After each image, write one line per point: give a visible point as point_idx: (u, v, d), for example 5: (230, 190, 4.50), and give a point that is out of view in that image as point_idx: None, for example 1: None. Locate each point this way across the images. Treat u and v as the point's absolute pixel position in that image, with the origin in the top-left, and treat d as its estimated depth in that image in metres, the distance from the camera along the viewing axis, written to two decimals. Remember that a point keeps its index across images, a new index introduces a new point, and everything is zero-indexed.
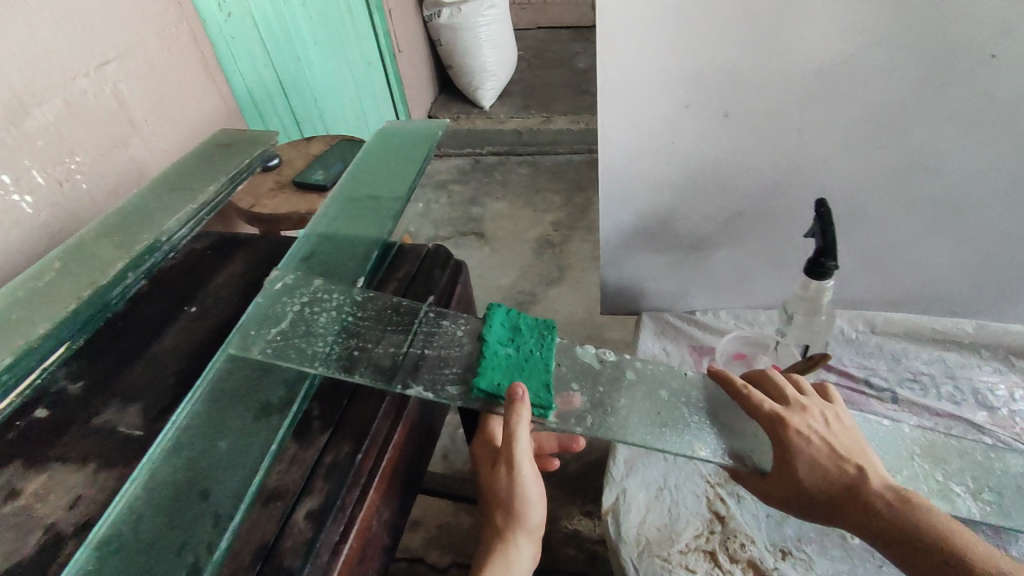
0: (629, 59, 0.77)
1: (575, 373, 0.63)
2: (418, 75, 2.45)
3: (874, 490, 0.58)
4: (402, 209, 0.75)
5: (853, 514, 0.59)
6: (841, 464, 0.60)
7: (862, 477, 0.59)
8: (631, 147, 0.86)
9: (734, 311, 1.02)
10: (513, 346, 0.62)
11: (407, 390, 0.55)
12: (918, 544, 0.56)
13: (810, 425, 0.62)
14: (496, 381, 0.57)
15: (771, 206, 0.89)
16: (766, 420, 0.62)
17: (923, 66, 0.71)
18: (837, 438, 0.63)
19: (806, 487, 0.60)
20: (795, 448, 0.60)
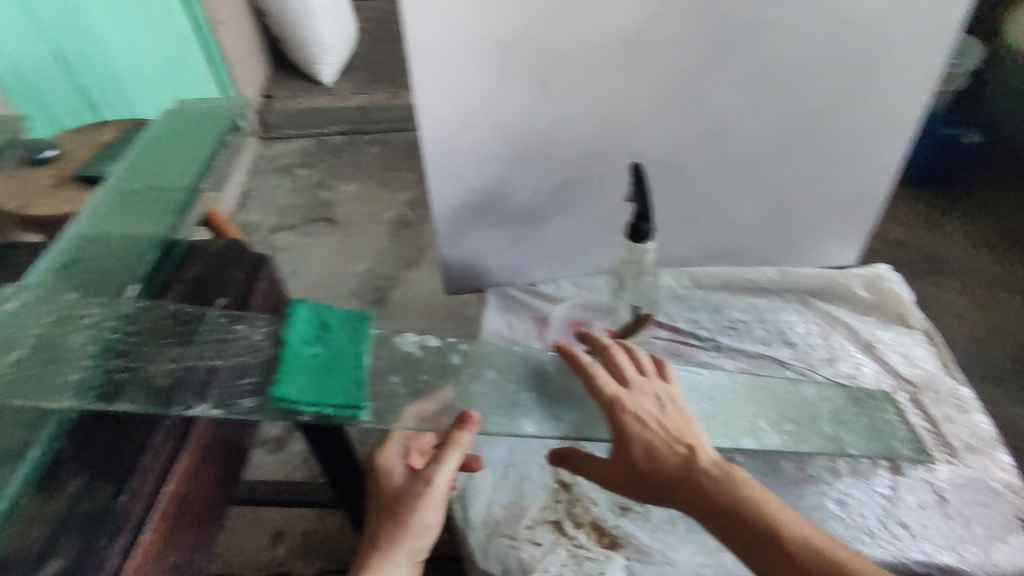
0: (437, 26, 0.74)
1: (395, 364, 0.60)
2: (246, 48, 2.21)
3: (702, 470, 0.56)
4: (185, 204, 0.68)
5: (682, 495, 0.57)
6: (673, 446, 0.58)
7: (693, 460, 0.57)
8: (452, 121, 0.83)
9: (574, 279, 1.03)
10: (322, 344, 0.56)
11: (187, 411, 0.48)
12: (742, 529, 0.54)
13: (647, 408, 0.60)
14: (301, 385, 0.51)
15: (596, 173, 0.91)
16: (604, 404, 0.60)
17: (709, 34, 0.76)
18: (675, 422, 0.60)
19: (641, 473, 0.58)
20: (629, 434, 0.58)
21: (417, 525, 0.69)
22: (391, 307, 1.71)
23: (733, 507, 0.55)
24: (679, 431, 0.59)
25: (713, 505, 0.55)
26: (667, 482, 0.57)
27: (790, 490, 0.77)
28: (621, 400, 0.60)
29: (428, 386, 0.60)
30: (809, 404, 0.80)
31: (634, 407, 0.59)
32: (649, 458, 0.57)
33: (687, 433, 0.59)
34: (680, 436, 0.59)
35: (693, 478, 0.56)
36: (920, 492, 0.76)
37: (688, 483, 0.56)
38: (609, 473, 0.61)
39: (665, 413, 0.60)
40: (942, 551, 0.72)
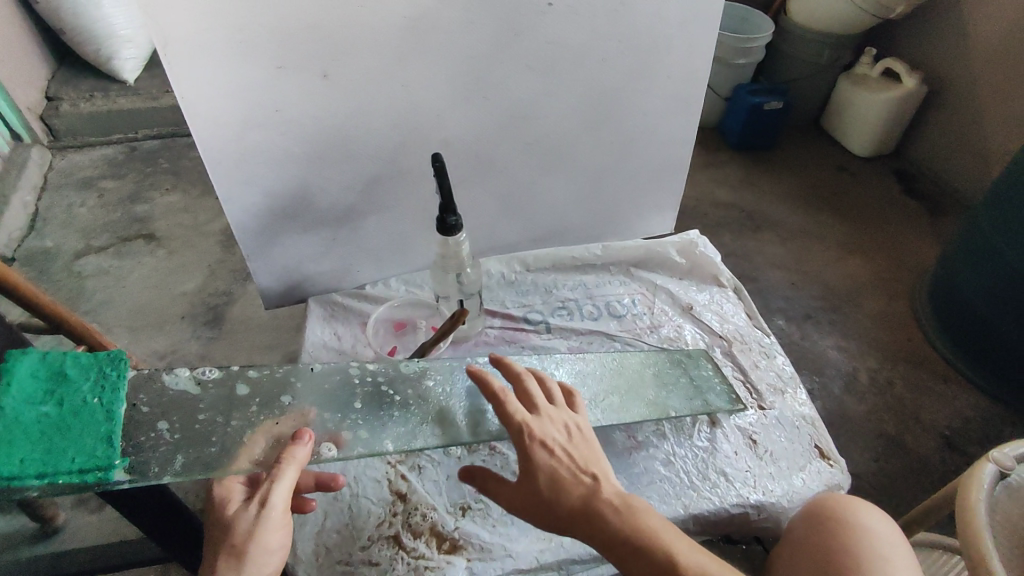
0: (188, 13, 0.65)
1: (161, 409, 0.60)
2: (13, 43, 1.88)
3: (603, 499, 0.58)
4: None
5: (583, 523, 0.58)
6: (578, 475, 0.60)
7: (596, 490, 0.59)
8: (231, 120, 0.74)
9: (404, 277, 0.99)
10: (55, 401, 0.54)
11: None
12: (640, 560, 0.56)
13: (553, 437, 0.62)
14: (21, 458, 0.50)
15: (404, 165, 0.87)
16: (514, 431, 0.62)
17: (494, 16, 0.75)
18: (582, 451, 0.62)
19: (545, 500, 0.59)
20: (534, 461, 0.60)
21: (257, 551, 0.53)
22: (228, 326, 1.55)
23: (632, 534, 0.57)
24: (586, 460, 0.62)
25: (614, 532, 0.57)
26: (570, 510, 0.59)
27: (621, 459, 0.79)
28: (530, 428, 0.62)
29: (207, 427, 0.60)
30: (625, 372, 0.83)
31: (541, 435, 0.62)
32: (553, 485, 0.59)
33: (593, 462, 0.62)
34: (586, 465, 0.61)
35: (597, 506, 0.58)
36: (736, 440, 0.82)
37: (591, 511, 0.58)
38: (514, 499, 0.62)
39: (572, 442, 0.63)
40: (757, 490, 0.77)
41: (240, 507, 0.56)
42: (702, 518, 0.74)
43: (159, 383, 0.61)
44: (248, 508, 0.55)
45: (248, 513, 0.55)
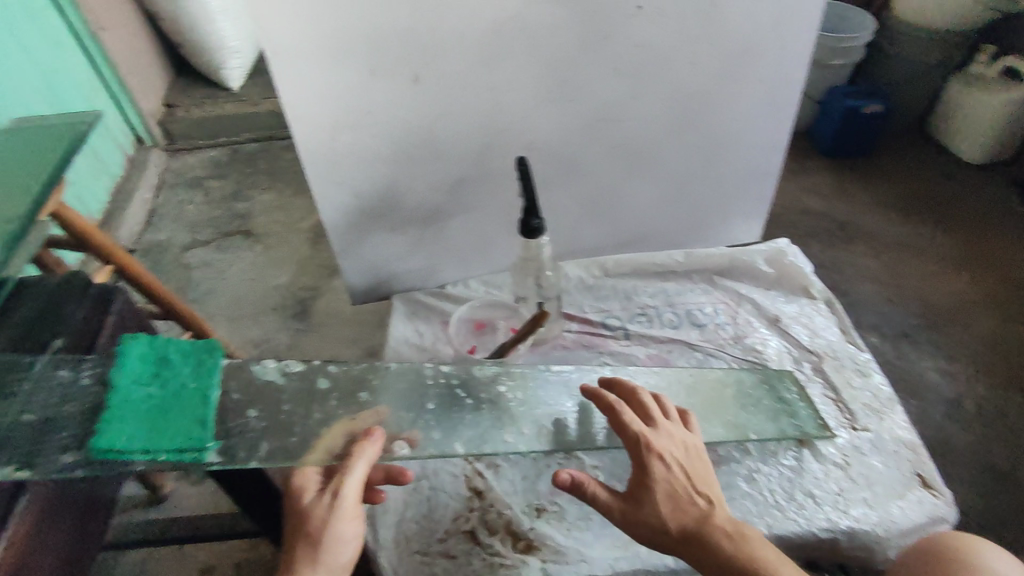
0: (293, 20, 0.68)
1: (250, 398, 0.59)
2: (138, 56, 2.06)
3: (717, 523, 0.58)
4: (22, 230, 0.57)
5: (692, 543, 0.58)
6: (693, 496, 0.60)
7: (710, 513, 0.59)
8: (326, 123, 0.78)
9: (484, 278, 1.02)
10: (157, 383, 0.52)
11: None
12: None
13: (672, 454, 0.62)
14: (124, 436, 0.47)
15: (490, 168, 0.89)
16: (632, 444, 0.62)
17: (580, 20, 0.75)
18: (697, 471, 0.62)
19: (658, 517, 0.59)
20: (653, 475, 0.60)
21: (331, 539, 0.57)
22: (316, 319, 1.64)
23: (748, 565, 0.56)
24: (701, 482, 0.61)
25: (728, 560, 0.57)
26: (684, 530, 0.58)
27: None
28: (651, 442, 0.62)
29: (289, 418, 0.59)
30: (705, 386, 0.79)
31: (660, 450, 0.61)
32: (670, 503, 0.59)
33: (708, 485, 0.62)
34: (702, 487, 0.61)
35: (712, 530, 0.58)
36: (827, 463, 0.77)
37: (706, 535, 0.58)
38: (621, 510, 0.61)
39: (688, 460, 0.63)
40: (846, 516, 0.73)
41: (313, 496, 0.58)
42: (787, 539, 0.71)
43: (248, 373, 0.60)
44: (322, 498, 0.57)
45: (323, 502, 0.57)
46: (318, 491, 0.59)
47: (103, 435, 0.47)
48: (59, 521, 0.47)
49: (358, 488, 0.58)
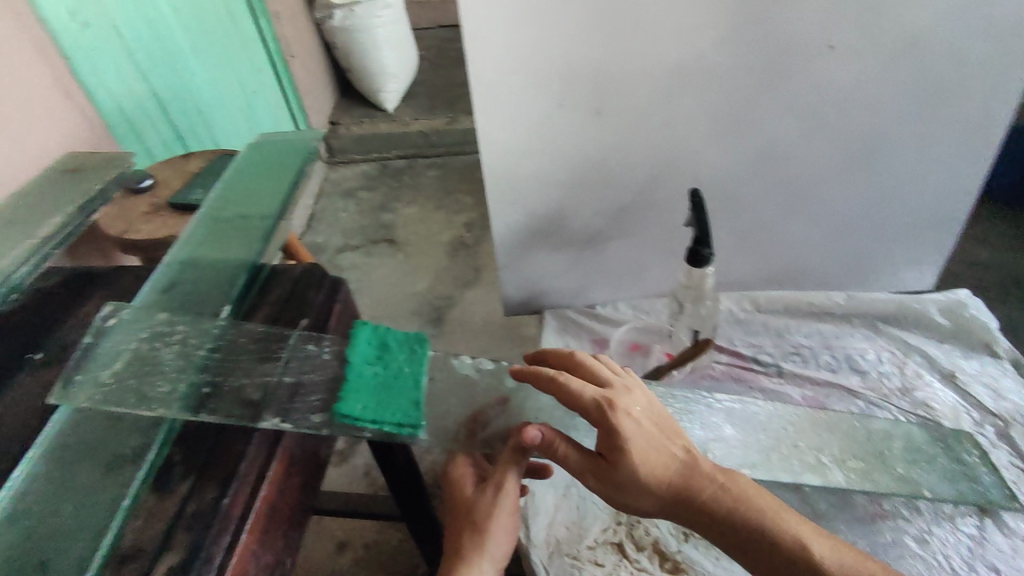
0: (498, 58, 0.76)
1: (451, 387, 0.65)
2: (314, 79, 2.32)
3: (701, 474, 0.57)
4: (271, 228, 0.70)
5: (684, 501, 0.57)
6: (669, 450, 0.58)
7: (692, 464, 0.58)
8: (511, 149, 0.85)
9: (631, 302, 1.06)
10: (381, 364, 0.60)
11: (265, 424, 0.52)
12: (748, 531, 0.56)
13: (636, 411, 0.59)
14: (361, 406, 0.55)
15: (654, 198, 0.93)
16: (593, 410, 0.58)
17: (764, 61, 0.76)
18: (661, 423, 0.60)
19: (648, 481, 0.57)
20: (625, 442, 0.56)
21: (496, 529, 0.64)
22: (450, 326, 1.75)
23: (746, 518, 0.56)
24: (671, 434, 0.60)
25: (726, 514, 0.56)
26: (675, 490, 0.57)
27: (864, 525, 0.73)
28: (613, 402, 0.58)
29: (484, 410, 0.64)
30: (878, 437, 0.75)
31: (625, 411, 0.58)
32: (652, 465, 0.57)
33: (677, 435, 0.60)
34: (675, 440, 0.60)
35: (706, 486, 0.57)
36: (1015, 537, 0.71)
37: (697, 495, 0.57)
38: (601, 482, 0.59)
39: (648, 412, 0.60)
40: None
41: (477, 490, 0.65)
42: None
43: (448, 365, 0.67)
44: (487, 493, 0.64)
45: (488, 497, 0.64)
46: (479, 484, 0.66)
47: (346, 400, 0.55)
48: (295, 475, 0.56)
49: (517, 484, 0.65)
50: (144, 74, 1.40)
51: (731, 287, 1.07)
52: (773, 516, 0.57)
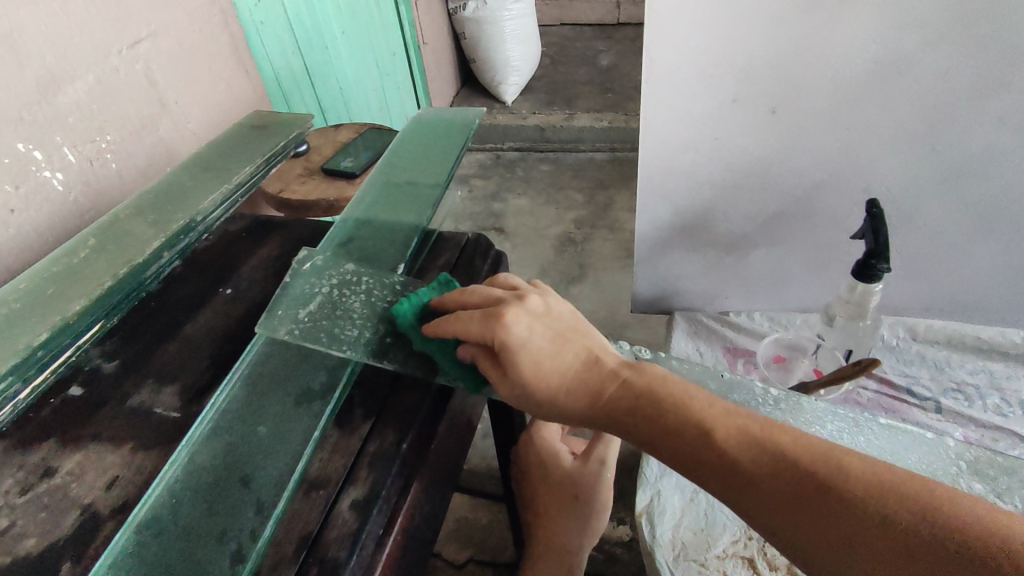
0: (677, 49, 0.73)
1: None
2: (442, 67, 2.36)
3: (624, 388, 0.49)
4: (441, 195, 0.72)
5: (627, 417, 0.48)
6: (563, 357, 0.50)
7: (604, 375, 0.49)
8: (673, 144, 0.83)
9: (768, 313, 1.03)
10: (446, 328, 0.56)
11: (436, 376, 0.52)
12: (686, 446, 0.45)
13: (526, 317, 0.50)
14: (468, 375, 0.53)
15: (815, 206, 0.88)
16: (478, 323, 0.50)
17: (976, 66, 0.69)
18: (568, 333, 0.52)
19: (554, 394, 0.49)
20: (511, 347, 0.48)
21: None
22: None
23: (699, 423, 0.46)
24: (573, 341, 0.51)
25: (663, 426, 0.47)
26: (602, 401, 0.49)
27: None
28: (496, 313, 0.50)
29: None
30: None
31: (511, 318, 0.49)
32: (545, 375, 0.49)
33: (582, 343, 0.52)
34: (570, 346, 0.51)
35: (622, 394, 0.49)
36: None
37: (631, 401, 0.48)
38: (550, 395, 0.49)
39: (552, 319, 0.52)
40: None
41: None
42: None
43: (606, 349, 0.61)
44: None
45: None
46: None
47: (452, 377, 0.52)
48: (456, 437, 0.57)
49: None
50: (300, 47, 1.42)
51: (890, 313, 1.04)
52: (730, 421, 0.45)
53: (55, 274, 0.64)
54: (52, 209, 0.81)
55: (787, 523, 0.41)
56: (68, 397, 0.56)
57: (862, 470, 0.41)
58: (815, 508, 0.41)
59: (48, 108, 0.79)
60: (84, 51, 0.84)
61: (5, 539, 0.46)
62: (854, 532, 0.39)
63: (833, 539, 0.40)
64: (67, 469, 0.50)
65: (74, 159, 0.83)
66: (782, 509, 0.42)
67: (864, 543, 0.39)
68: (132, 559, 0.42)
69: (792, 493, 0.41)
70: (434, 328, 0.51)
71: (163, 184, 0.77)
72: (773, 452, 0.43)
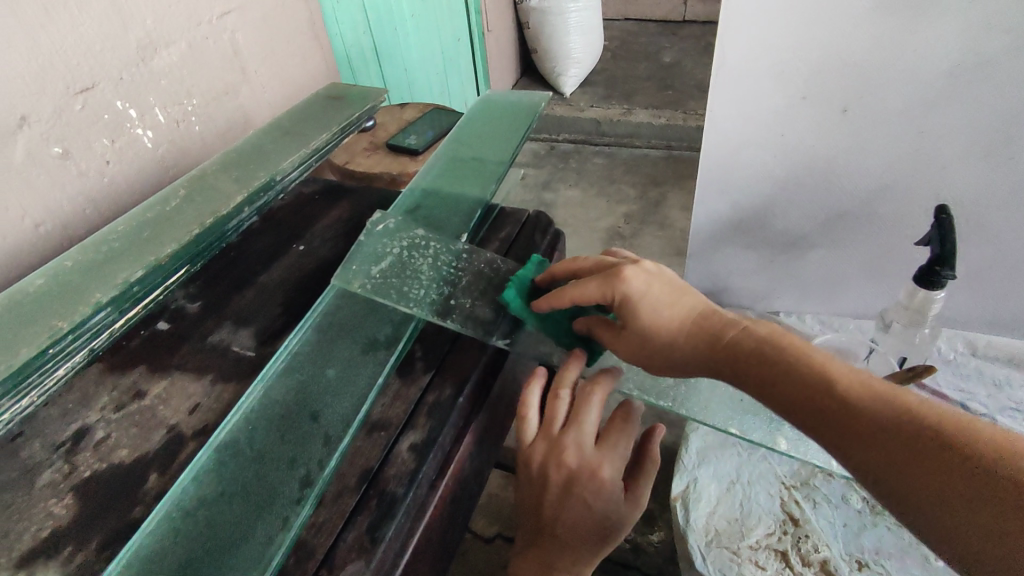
0: (753, 42, 0.73)
1: None
2: (505, 54, 2.36)
3: (741, 339, 0.49)
4: (505, 172, 0.75)
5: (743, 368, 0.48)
6: (677, 310, 0.53)
7: (720, 330, 0.51)
8: (738, 138, 0.84)
9: (821, 317, 1.06)
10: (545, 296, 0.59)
11: (490, 339, 0.55)
12: (806, 395, 0.45)
13: (644, 274, 0.53)
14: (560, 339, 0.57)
15: (878, 209, 0.87)
16: (599, 280, 0.53)
17: None
18: (682, 290, 0.54)
19: (675, 342, 0.51)
20: (630, 299, 0.52)
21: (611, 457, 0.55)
22: None
23: (807, 365, 0.46)
24: (688, 296, 0.54)
25: (765, 365, 0.47)
26: (719, 345, 0.50)
27: None
28: (616, 271, 0.53)
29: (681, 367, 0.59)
30: None
31: (629, 272, 0.53)
32: (661, 323, 0.52)
33: (696, 298, 0.54)
34: (686, 298, 0.53)
35: (739, 341, 0.50)
36: None
37: (748, 346, 0.49)
38: (666, 343, 0.51)
39: (669, 278, 0.54)
40: None
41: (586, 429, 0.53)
42: None
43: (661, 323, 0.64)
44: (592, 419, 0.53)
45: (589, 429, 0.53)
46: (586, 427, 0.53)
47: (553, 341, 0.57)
48: (504, 401, 0.60)
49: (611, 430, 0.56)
50: (371, 29, 1.44)
51: (952, 325, 1.00)
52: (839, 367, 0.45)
53: (148, 221, 0.69)
54: (141, 164, 0.84)
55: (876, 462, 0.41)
56: (156, 330, 0.61)
57: (964, 424, 0.40)
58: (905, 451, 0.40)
59: (145, 71, 0.82)
60: (178, 18, 0.86)
61: (100, 448, 0.51)
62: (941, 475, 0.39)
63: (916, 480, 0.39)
64: (154, 393, 0.55)
65: (163, 120, 0.86)
66: (874, 449, 0.41)
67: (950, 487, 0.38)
68: (213, 474, 0.46)
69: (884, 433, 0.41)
70: (550, 299, 0.54)
71: (245, 145, 0.82)
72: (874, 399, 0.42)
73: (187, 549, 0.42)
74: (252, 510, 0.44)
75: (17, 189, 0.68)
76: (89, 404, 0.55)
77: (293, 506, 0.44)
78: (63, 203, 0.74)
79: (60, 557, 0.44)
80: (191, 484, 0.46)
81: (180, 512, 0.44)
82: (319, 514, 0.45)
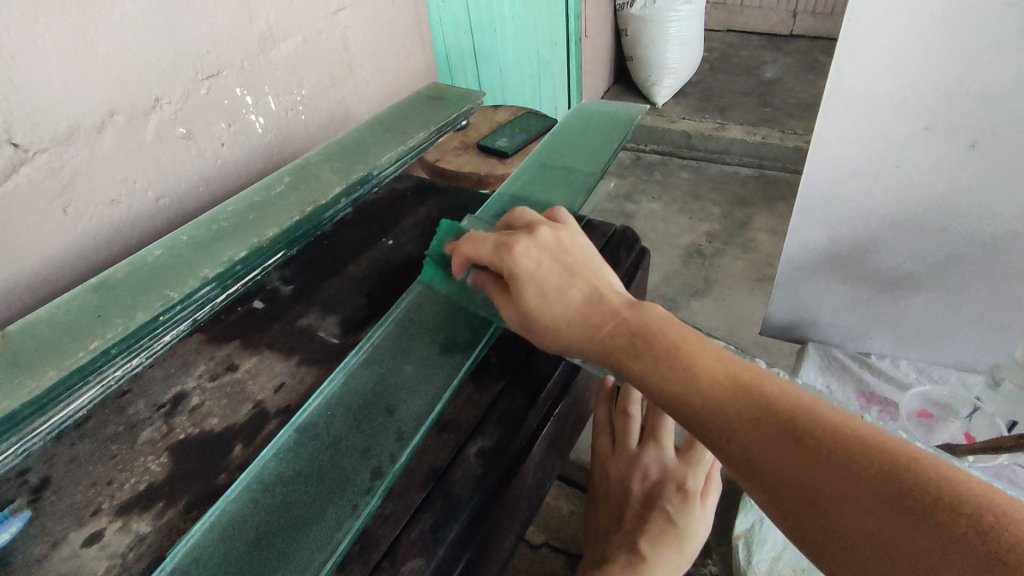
0: (873, 67, 0.69)
1: None
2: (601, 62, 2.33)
3: (628, 327, 0.46)
4: (595, 184, 0.75)
5: (627, 360, 0.45)
6: (566, 286, 0.50)
7: (604, 313, 0.48)
8: (846, 166, 0.79)
9: (918, 364, 1.00)
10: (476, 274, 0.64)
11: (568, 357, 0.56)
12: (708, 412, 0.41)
13: (535, 250, 0.52)
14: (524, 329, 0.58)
15: (1000, 253, 0.79)
16: (494, 253, 0.54)
17: None
18: (580, 269, 0.52)
19: (558, 320, 0.49)
20: (518, 274, 0.51)
21: (681, 474, 0.65)
22: None
23: (711, 366, 0.42)
24: (579, 277, 0.51)
25: (682, 374, 0.43)
26: (598, 334, 0.47)
27: None
28: (507, 244, 0.53)
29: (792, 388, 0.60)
30: None
31: (520, 249, 0.52)
32: (549, 304, 0.50)
33: (589, 281, 0.51)
34: (578, 281, 0.50)
35: (614, 331, 0.47)
36: None
37: (622, 337, 0.46)
38: (559, 325, 0.49)
39: (566, 254, 0.52)
40: None
41: (651, 450, 0.66)
42: None
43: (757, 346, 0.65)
44: (655, 449, 0.66)
45: (650, 453, 0.66)
46: (663, 449, 0.66)
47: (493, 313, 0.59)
48: (571, 416, 0.60)
49: (706, 467, 0.66)
50: (472, 30, 1.43)
51: None
52: (774, 388, 0.40)
53: (254, 204, 0.73)
54: (250, 148, 0.89)
55: (798, 496, 0.36)
56: (251, 308, 0.66)
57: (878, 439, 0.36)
58: (839, 485, 0.35)
59: (263, 61, 0.87)
60: (297, 15, 0.90)
61: (195, 413, 0.55)
62: (867, 512, 0.34)
63: (846, 515, 0.34)
64: (245, 367, 0.59)
65: (274, 107, 0.91)
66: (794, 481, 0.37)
67: (880, 525, 0.33)
68: (291, 453, 0.49)
69: (808, 458, 0.37)
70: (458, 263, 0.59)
71: (346, 139, 0.86)
72: (799, 423, 0.38)
73: (263, 521, 0.44)
74: (324, 493, 0.46)
75: (145, 163, 0.75)
76: (188, 370, 0.59)
77: (363, 495, 0.45)
78: (180, 180, 0.80)
79: (153, 510, 0.47)
80: (272, 461, 0.48)
81: (260, 485, 0.47)
82: (386, 506, 0.47)
